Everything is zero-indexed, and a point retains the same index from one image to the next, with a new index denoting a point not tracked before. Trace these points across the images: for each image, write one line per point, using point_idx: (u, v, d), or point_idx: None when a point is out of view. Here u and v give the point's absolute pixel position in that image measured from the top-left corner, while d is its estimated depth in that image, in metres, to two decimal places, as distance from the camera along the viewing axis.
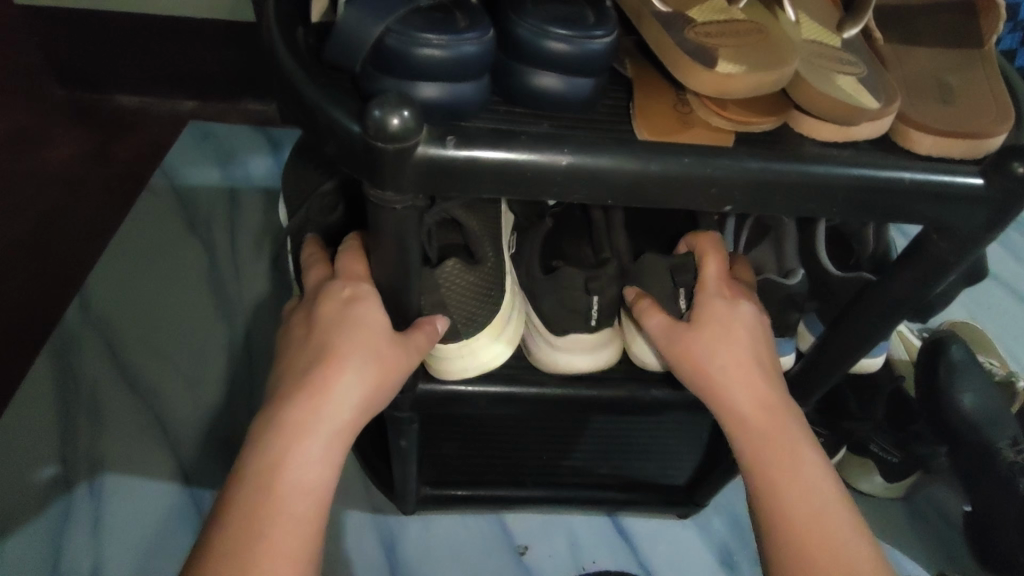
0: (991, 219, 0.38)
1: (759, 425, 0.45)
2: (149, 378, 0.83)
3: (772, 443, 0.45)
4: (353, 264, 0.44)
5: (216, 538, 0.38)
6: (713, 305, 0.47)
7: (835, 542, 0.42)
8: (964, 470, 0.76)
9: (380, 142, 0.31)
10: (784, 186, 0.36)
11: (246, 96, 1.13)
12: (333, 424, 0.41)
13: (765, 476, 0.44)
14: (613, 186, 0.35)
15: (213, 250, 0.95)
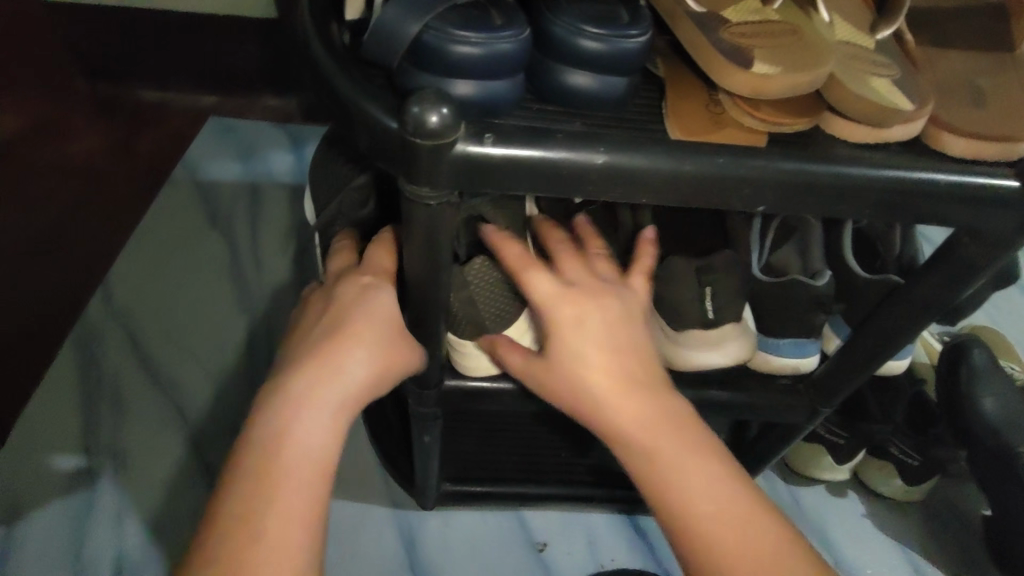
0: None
1: (619, 399, 0.43)
2: (173, 369, 0.84)
3: (647, 434, 0.42)
4: (378, 258, 0.48)
5: (230, 499, 0.38)
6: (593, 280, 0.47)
7: (721, 515, 0.40)
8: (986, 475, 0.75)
9: (417, 138, 0.31)
10: (817, 188, 0.36)
11: (266, 92, 1.15)
12: (340, 394, 0.42)
13: (632, 451, 0.43)
14: (644, 185, 0.35)
15: (234, 244, 0.97)
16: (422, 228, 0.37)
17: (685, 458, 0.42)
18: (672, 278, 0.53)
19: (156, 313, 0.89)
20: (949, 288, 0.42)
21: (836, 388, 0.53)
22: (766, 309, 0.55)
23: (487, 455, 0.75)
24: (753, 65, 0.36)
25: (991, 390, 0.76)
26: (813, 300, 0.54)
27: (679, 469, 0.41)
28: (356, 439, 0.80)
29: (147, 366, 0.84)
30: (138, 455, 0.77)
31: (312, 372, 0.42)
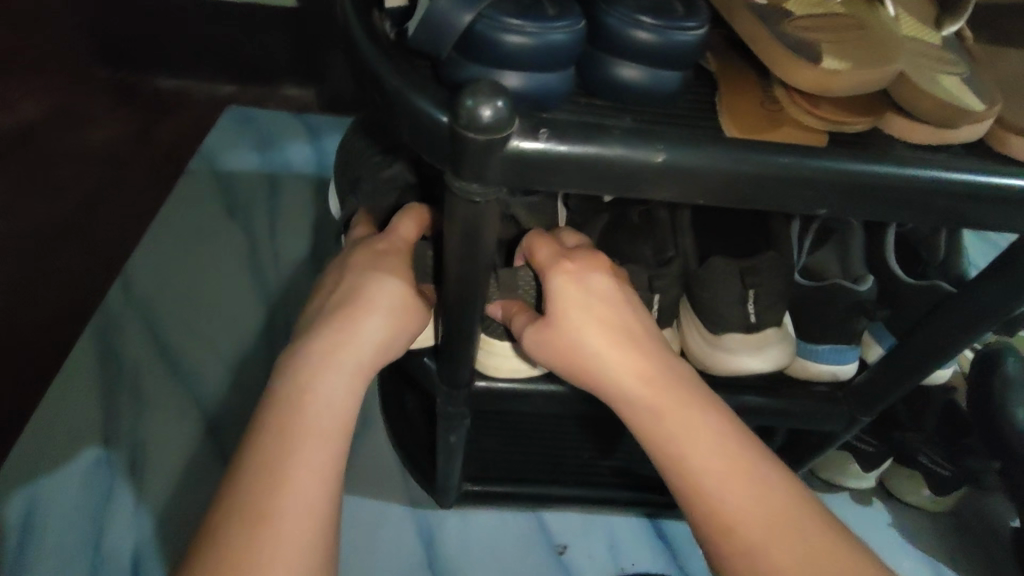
0: None
1: (620, 359, 0.42)
2: (190, 360, 0.84)
3: (648, 396, 0.41)
4: (405, 228, 0.47)
5: (249, 458, 0.38)
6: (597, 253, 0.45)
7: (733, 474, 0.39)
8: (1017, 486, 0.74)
9: (470, 133, 0.30)
10: (882, 190, 0.34)
11: (285, 81, 1.14)
12: (356, 358, 0.42)
13: (635, 415, 0.41)
14: (703, 184, 0.34)
15: (252, 234, 0.96)
16: (464, 224, 0.36)
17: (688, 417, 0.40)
18: (712, 280, 0.51)
19: (174, 303, 0.88)
20: (1009, 296, 0.41)
21: (880, 393, 0.50)
22: (805, 313, 0.54)
23: (510, 452, 0.74)
24: (820, 61, 0.34)
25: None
26: (855, 305, 0.52)
27: (686, 434, 0.40)
28: (375, 435, 0.79)
29: (165, 357, 0.83)
30: (156, 446, 0.77)
31: (326, 341, 0.41)
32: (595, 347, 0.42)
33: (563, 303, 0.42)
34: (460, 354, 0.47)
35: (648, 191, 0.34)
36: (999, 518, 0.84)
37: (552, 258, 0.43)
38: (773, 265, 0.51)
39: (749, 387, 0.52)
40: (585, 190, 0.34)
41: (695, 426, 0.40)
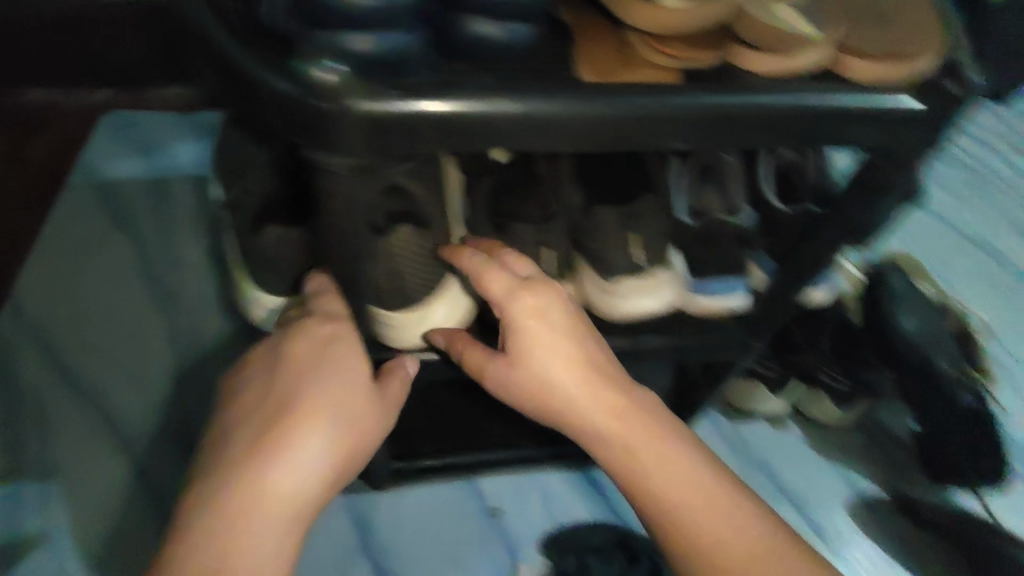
0: (932, 138, 0.39)
1: (591, 406, 0.49)
2: (93, 380, 0.79)
3: (618, 431, 0.49)
4: (329, 304, 0.48)
5: (205, 535, 0.41)
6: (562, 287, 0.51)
7: (695, 493, 0.49)
8: (906, 389, 0.81)
9: (313, 99, 0.31)
10: (737, 120, 0.36)
11: (162, 79, 1.07)
12: (324, 440, 0.45)
13: (614, 448, 0.49)
14: (564, 132, 0.34)
15: (144, 241, 0.91)
16: (344, 202, 0.36)
17: (658, 450, 0.49)
18: (600, 229, 0.52)
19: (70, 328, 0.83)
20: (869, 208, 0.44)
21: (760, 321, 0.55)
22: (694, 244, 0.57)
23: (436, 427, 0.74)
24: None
25: (912, 312, 0.81)
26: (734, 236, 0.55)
27: (655, 465, 0.49)
28: None
29: (69, 388, 0.78)
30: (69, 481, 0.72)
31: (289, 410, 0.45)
32: (571, 394, 0.49)
33: (533, 348, 0.48)
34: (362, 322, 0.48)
35: (516, 138, 0.34)
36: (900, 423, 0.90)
37: (510, 289, 0.47)
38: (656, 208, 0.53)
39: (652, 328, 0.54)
40: (444, 150, 0.34)
41: (658, 455, 0.49)
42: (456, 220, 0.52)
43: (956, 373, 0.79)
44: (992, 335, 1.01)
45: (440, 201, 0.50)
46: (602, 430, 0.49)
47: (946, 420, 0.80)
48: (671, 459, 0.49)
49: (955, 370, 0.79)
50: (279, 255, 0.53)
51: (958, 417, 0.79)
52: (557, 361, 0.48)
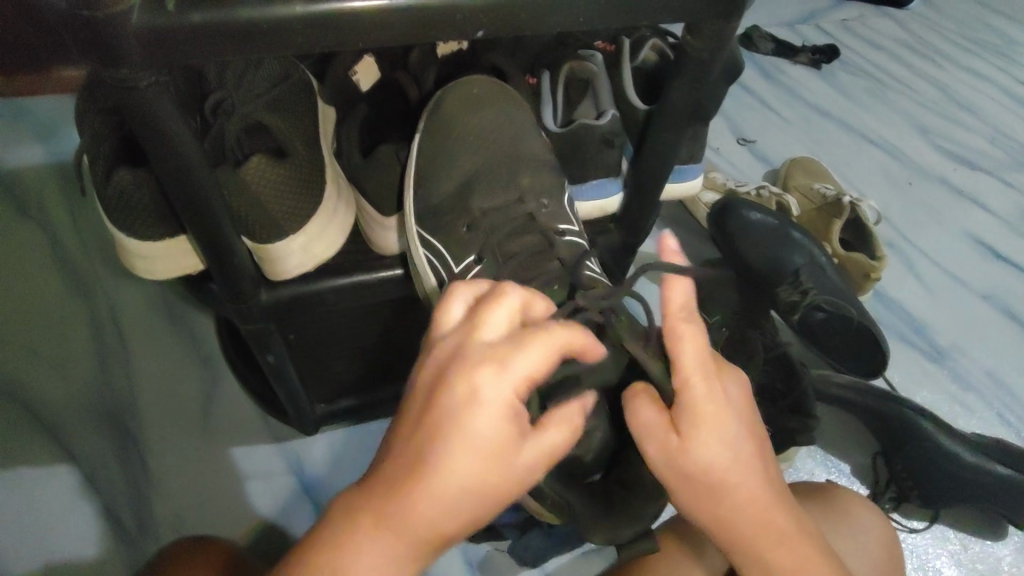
0: (729, 5, 0.40)
1: (743, 464, 0.41)
2: (12, 367, 0.78)
3: (718, 484, 0.41)
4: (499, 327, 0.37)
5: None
6: (692, 395, 0.40)
7: (779, 535, 0.42)
8: (803, 327, 0.85)
9: (87, 9, 0.30)
10: (521, 19, 0.38)
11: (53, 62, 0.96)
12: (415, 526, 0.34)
13: (706, 506, 0.42)
14: (363, 32, 0.36)
15: (53, 231, 0.87)
16: (132, 119, 0.36)
17: (737, 505, 0.41)
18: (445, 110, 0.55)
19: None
20: (691, 90, 0.47)
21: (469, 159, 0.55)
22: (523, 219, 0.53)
23: (366, 360, 0.69)
24: None
25: (757, 239, 0.86)
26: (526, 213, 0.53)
27: (747, 529, 0.42)
28: (230, 387, 0.79)
29: (7, 386, 0.76)
30: (4, 465, 0.72)
31: (436, 361, 0.36)
32: (708, 470, 0.40)
33: (697, 416, 0.40)
34: (226, 243, 0.45)
35: (355, 41, 0.36)
36: (806, 315, 0.83)
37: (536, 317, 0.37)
38: (468, 88, 0.56)
39: (462, 228, 0.53)
40: (244, 56, 0.35)
41: (755, 507, 0.41)
42: (315, 148, 0.52)
43: (796, 296, 0.83)
44: (883, 226, 1.10)
45: (296, 129, 0.50)
46: (696, 501, 0.42)
47: (833, 334, 0.83)
48: (769, 510, 0.42)
49: (800, 293, 0.83)
50: (131, 201, 0.46)
51: (836, 332, 0.83)
52: (723, 440, 0.40)
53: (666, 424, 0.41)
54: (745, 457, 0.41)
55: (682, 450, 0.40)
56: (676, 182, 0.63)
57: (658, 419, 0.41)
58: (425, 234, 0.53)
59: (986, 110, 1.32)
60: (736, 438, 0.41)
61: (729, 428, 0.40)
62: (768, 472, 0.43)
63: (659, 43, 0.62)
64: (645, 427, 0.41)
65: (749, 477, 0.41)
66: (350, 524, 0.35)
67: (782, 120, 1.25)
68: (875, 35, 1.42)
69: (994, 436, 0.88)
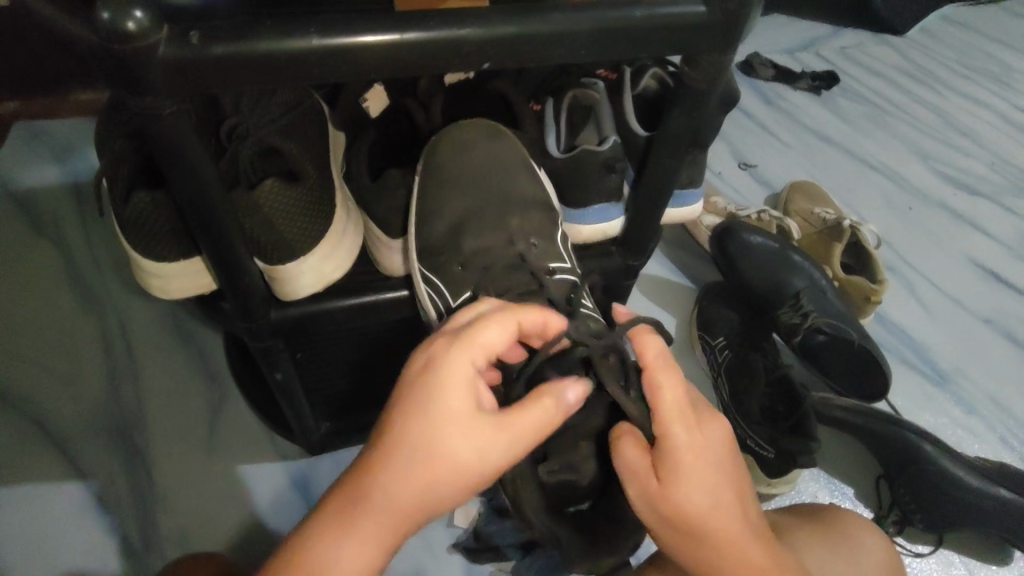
0: (723, 39, 0.42)
1: (724, 502, 0.43)
2: (23, 384, 0.79)
3: (700, 522, 0.43)
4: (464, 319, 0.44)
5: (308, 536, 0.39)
6: (674, 440, 0.42)
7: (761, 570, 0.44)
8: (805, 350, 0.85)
9: (118, 45, 0.32)
10: (523, 52, 0.40)
11: (72, 85, 0.99)
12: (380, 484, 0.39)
13: (689, 540, 0.44)
14: (374, 64, 0.37)
15: (67, 249, 0.89)
16: (156, 145, 0.37)
17: (719, 540, 0.43)
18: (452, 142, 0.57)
19: (9, 320, 0.83)
20: (690, 118, 0.49)
21: (466, 190, 0.56)
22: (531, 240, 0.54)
23: (371, 380, 0.70)
24: None
25: (757, 261, 0.87)
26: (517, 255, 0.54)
27: (728, 562, 0.44)
28: (237, 404, 0.80)
29: (18, 402, 0.77)
30: (13, 481, 0.73)
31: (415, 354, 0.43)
32: (690, 509, 0.43)
33: (679, 459, 0.42)
34: (238, 263, 0.46)
35: (367, 73, 0.38)
36: (808, 337, 0.83)
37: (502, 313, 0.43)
38: (472, 127, 0.58)
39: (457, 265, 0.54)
40: (260, 86, 0.37)
41: (736, 542, 0.44)
42: (325, 173, 0.54)
43: (797, 317, 0.83)
44: (884, 250, 1.11)
45: (308, 154, 0.52)
46: (679, 535, 0.44)
47: (836, 356, 0.84)
48: (749, 545, 0.44)
49: (801, 315, 0.83)
50: (149, 222, 0.48)
51: (837, 354, 0.84)
52: (705, 480, 0.43)
53: (648, 469, 0.42)
54: (726, 495, 0.43)
55: (661, 495, 0.42)
56: (676, 207, 0.64)
57: (641, 463, 0.43)
58: (426, 272, 0.55)
59: (985, 136, 1.33)
60: (716, 479, 0.43)
61: (709, 470, 0.43)
62: (745, 510, 0.45)
63: (659, 71, 0.64)
64: (628, 470, 0.43)
65: (727, 523, 0.43)
66: (343, 529, 0.38)
67: (783, 145, 1.26)
68: (874, 62, 1.44)
69: (997, 460, 0.88)
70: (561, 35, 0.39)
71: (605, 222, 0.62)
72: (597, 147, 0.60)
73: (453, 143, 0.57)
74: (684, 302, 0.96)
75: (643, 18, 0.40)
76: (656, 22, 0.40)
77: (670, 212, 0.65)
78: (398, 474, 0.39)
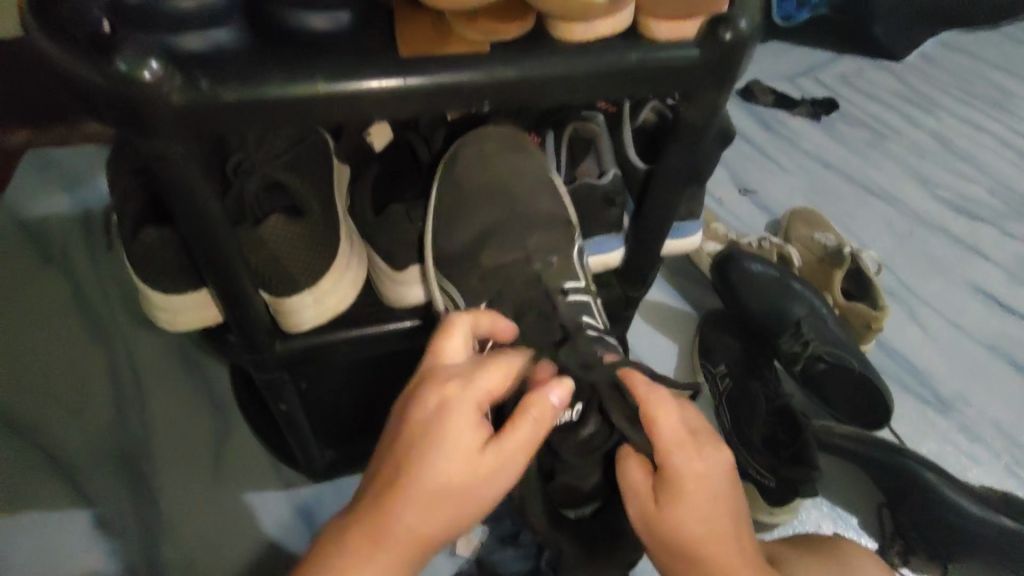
0: (717, 80, 0.43)
1: (722, 531, 0.43)
2: (30, 411, 0.80)
3: (696, 547, 0.43)
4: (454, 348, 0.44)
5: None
6: (675, 468, 0.42)
7: None
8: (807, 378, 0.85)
9: (132, 92, 0.34)
10: (523, 93, 0.41)
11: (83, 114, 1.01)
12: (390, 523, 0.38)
13: (683, 563, 0.45)
14: (379, 106, 0.39)
15: (75, 276, 0.90)
16: (167, 185, 0.39)
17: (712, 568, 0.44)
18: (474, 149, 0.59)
19: (17, 347, 0.84)
20: (688, 153, 0.50)
21: (474, 212, 0.58)
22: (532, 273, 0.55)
23: (374, 408, 0.71)
24: None
25: (757, 289, 0.88)
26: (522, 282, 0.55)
27: None
28: (240, 431, 0.80)
29: (24, 429, 0.78)
30: (18, 509, 0.73)
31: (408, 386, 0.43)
32: (687, 535, 0.43)
33: (679, 486, 0.42)
34: (244, 297, 0.47)
35: (371, 115, 0.39)
36: (810, 365, 0.84)
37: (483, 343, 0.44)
38: (494, 137, 0.60)
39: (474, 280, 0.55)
40: (267, 129, 0.38)
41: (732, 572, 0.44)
42: (329, 208, 0.55)
43: (796, 345, 0.84)
44: (885, 276, 1.11)
45: (313, 189, 0.53)
46: (673, 557, 0.45)
47: (837, 383, 0.84)
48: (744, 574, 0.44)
49: (800, 343, 0.84)
50: (157, 257, 0.49)
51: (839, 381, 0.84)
52: (704, 509, 0.43)
53: (648, 489, 0.44)
54: (724, 524, 0.44)
55: (659, 517, 0.43)
56: (677, 238, 0.65)
57: (642, 482, 0.44)
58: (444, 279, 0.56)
59: (984, 161, 1.34)
60: (715, 508, 0.43)
61: (710, 498, 0.43)
62: (745, 539, 0.45)
63: (658, 105, 0.65)
64: (631, 486, 0.45)
65: (724, 551, 0.43)
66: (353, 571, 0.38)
67: (783, 171, 1.28)
68: (873, 88, 1.46)
69: (1001, 489, 0.87)
70: (560, 77, 0.41)
71: (606, 252, 0.63)
72: (597, 180, 0.62)
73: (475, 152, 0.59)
74: (686, 329, 0.97)
75: (639, 61, 0.41)
76: (652, 65, 0.42)
77: (670, 243, 0.66)
78: (409, 512, 0.38)
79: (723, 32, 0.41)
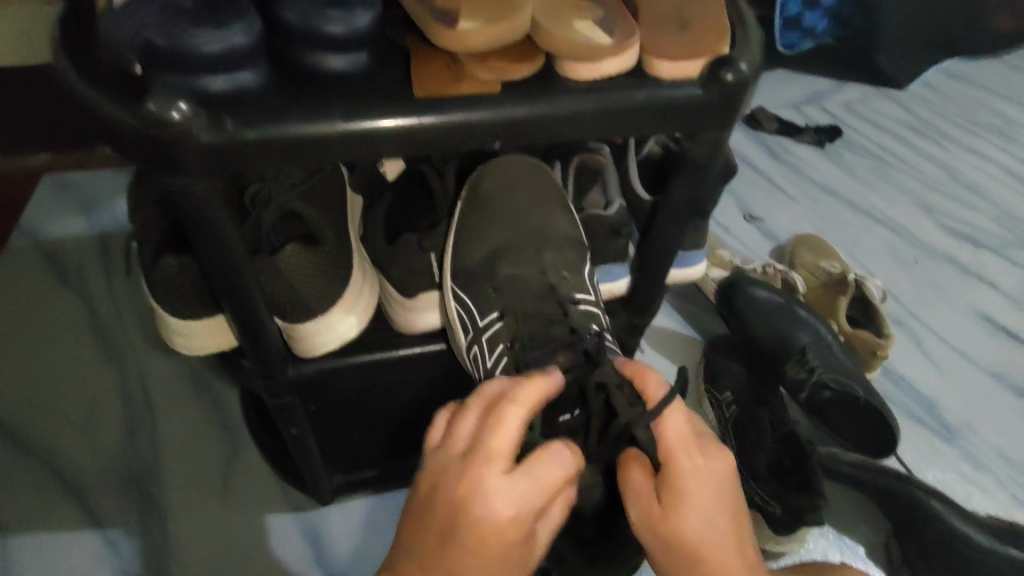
0: (719, 119, 0.45)
1: (722, 533, 0.44)
2: (44, 432, 0.81)
3: (695, 551, 0.43)
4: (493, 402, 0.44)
5: None
6: (679, 471, 0.42)
7: None
8: (814, 404, 0.85)
9: (161, 132, 0.35)
10: (532, 131, 0.42)
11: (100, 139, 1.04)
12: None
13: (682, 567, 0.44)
14: (393, 143, 0.40)
15: (90, 299, 0.92)
16: (189, 217, 0.40)
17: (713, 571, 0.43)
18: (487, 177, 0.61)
19: (33, 368, 0.86)
20: (691, 187, 0.51)
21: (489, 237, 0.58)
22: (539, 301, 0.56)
23: (382, 433, 0.72)
24: (458, 23, 0.40)
25: (763, 315, 0.89)
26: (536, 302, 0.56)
27: None
28: (250, 454, 0.81)
29: (38, 450, 0.79)
30: (30, 530, 0.74)
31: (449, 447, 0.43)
32: (687, 536, 0.43)
33: (682, 489, 0.42)
34: (259, 323, 0.48)
35: (386, 151, 0.41)
36: (816, 392, 0.84)
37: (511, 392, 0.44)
38: (504, 166, 0.62)
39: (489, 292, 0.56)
40: (285, 164, 0.40)
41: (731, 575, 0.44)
42: (343, 237, 0.56)
43: (802, 372, 0.85)
44: (890, 303, 1.12)
45: (327, 219, 0.55)
46: (673, 561, 0.44)
47: (843, 410, 0.84)
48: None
49: (805, 368, 0.85)
50: (177, 285, 0.50)
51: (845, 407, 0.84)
52: (705, 512, 0.43)
53: (651, 493, 0.43)
54: (723, 526, 0.44)
55: (662, 521, 0.43)
56: (681, 266, 0.66)
57: (645, 486, 0.44)
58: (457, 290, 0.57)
59: (988, 189, 1.35)
60: (715, 510, 0.43)
61: (710, 501, 0.43)
62: (741, 542, 0.45)
63: (662, 137, 0.67)
64: (632, 491, 0.44)
65: (723, 554, 0.43)
66: None
67: (788, 198, 1.29)
68: (876, 116, 1.48)
69: (1009, 518, 0.87)
70: (567, 116, 0.42)
71: (612, 280, 0.64)
72: (603, 210, 0.63)
73: (486, 182, 0.61)
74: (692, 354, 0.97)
75: (642, 102, 0.43)
76: (655, 106, 0.43)
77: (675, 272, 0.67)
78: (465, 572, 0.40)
79: (726, 74, 0.42)
